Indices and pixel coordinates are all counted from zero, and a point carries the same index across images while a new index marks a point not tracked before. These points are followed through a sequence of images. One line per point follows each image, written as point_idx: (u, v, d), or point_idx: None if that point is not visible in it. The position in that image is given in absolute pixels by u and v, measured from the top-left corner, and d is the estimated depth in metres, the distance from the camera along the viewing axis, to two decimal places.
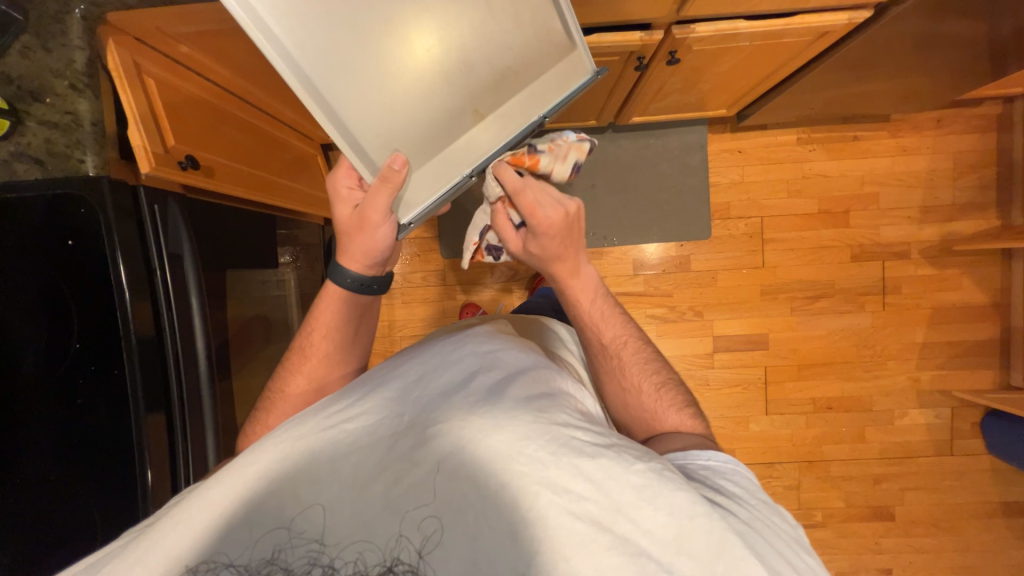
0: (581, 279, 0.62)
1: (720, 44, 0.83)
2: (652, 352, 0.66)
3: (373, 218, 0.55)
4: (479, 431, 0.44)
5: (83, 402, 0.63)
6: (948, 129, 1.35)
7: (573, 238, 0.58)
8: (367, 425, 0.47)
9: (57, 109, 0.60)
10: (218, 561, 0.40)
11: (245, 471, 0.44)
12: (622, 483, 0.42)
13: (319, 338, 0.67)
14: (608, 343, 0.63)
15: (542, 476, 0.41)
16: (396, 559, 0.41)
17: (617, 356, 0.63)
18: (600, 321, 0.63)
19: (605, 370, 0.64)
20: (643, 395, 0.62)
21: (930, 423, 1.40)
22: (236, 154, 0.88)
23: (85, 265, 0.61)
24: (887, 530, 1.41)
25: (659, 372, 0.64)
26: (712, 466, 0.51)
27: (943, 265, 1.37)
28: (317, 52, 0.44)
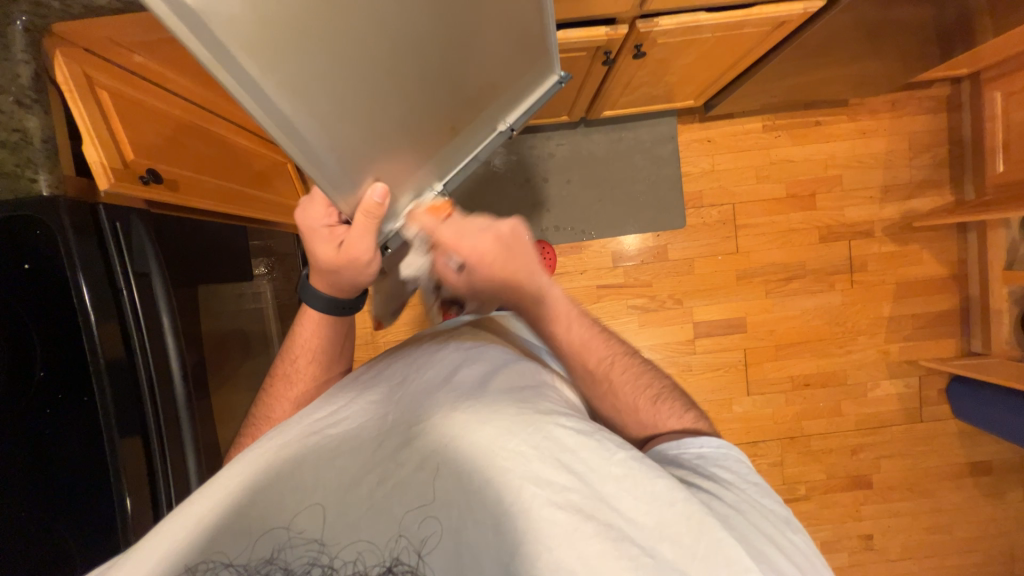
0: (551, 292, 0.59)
1: (684, 37, 0.84)
2: (641, 361, 0.61)
3: (362, 258, 0.57)
4: (463, 427, 0.44)
5: (52, 432, 0.60)
6: (902, 111, 1.41)
7: (513, 244, 0.57)
8: (353, 426, 0.47)
9: (3, 126, 0.56)
10: (218, 562, 0.39)
11: (235, 476, 0.43)
12: (605, 473, 0.43)
13: (305, 364, 0.66)
14: (594, 367, 0.58)
15: (526, 470, 0.42)
16: (396, 559, 0.40)
17: (608, 379, 0.58)
18: (580, 345, 0.59)
19: (596, 396, 0.59)
20: (640, 412, 0.58)
21: (900, 393, 1.46)
22: (202, 165, 0.85)
23: (46, 288, 0.59)
24: (866, 498, 1.47)
25: (653, 384, 0.60)
26: (706, 454, 0.53)
27: (905, 241, 1.43)
28: (304, 87, 0.35)
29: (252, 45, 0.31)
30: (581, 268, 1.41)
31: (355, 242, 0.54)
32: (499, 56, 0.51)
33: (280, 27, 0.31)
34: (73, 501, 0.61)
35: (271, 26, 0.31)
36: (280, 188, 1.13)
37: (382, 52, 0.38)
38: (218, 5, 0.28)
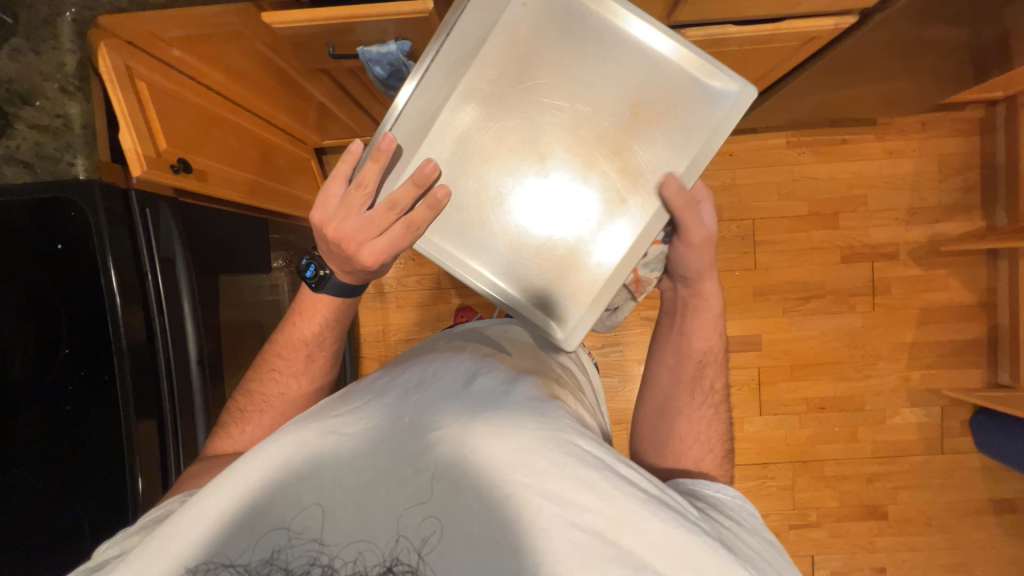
0: (709, 331, 0.71)
1: (710, 49, 0.84)
2: (724, 420, 0.71)
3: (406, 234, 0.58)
4: (480, 439, 0.44)
5: (71, 408, 0.62)
6: (933, 133, 1.37)
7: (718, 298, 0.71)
8: (365, 428, 0.46)
9: (48, 112, 0.58)
10: (218, 562, 0.40)
11: (246, 474, 0.43)
12: (623, 500, 0.42)
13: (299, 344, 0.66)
14: (704, 383, 0.70)
15: (543, 488, 0.41)
16: (396, 560, 0.41)
17: (709, 402, 0.70)
18: (710, 373, 0.71)
19: (687, 406, 0.69)
20: (709, 449, 0.67)
21: (920, 422, 1.41)
22: (228, 157, 0.87)
23: (76, 269, 0.61)
24: (880, 529, 1.42)
25: (720, 438, 0.69)
26: (721, 498, 0.54)
27: (931, 265, 1.39)
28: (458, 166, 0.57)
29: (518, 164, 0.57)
30: None
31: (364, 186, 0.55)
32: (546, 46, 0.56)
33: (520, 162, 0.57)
34: (89, 477, 0.63)
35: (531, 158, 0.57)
36: (299, 183, 1.16)
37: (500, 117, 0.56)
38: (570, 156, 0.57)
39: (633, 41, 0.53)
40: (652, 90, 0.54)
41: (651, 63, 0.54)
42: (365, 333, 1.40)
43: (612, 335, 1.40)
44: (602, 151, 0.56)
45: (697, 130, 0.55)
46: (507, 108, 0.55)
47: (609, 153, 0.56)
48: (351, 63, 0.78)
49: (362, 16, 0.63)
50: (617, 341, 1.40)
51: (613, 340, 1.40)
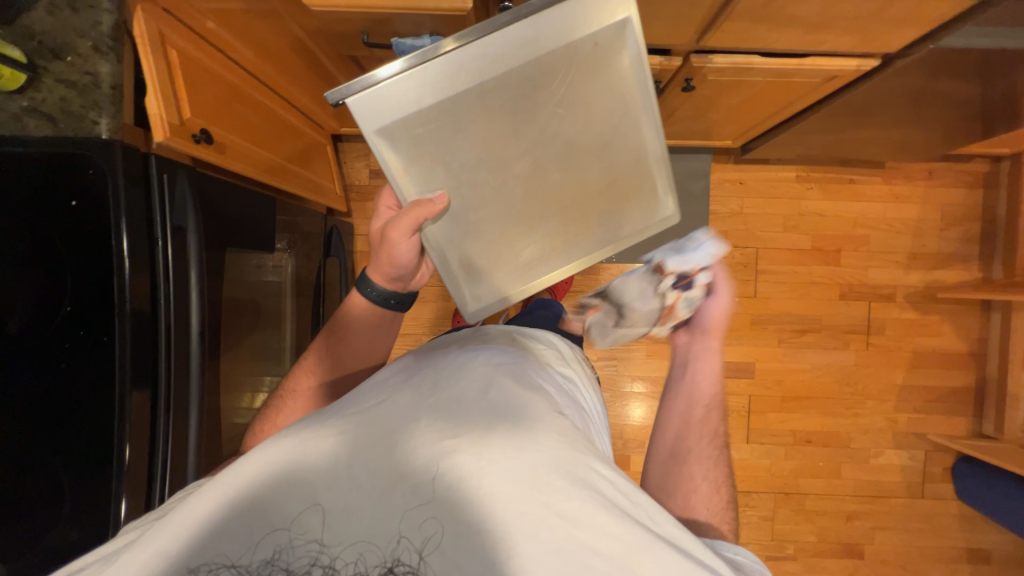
0: (712, 363, 0.80)
1: (735, 77, 0.85)
2: (728, 473, 0.70)
3: (395, 237, 0.64)
4: (497, 453, 0.41)
5: (64, 367, 0.61)
6: (938, 182, 1.40)
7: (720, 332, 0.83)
8: (376, 428, 0.44)
9: (77, 69, 0.58)
10: (220, 564, 0.38)
11: (251, 471, 0.41)
12: (628, 531, 0.40)
13: (334, 339, 0.71)
14: (700, 428, 0.73)
15: (558, 511, 0.39)
16: (397, 560, 0.39)
17: (706, 443, 0.72)
18: (702, 419, 0.74)
19: (684, 451, 0.71)
20: (714, 493, 0.66)
21: (903, 465, 1.43)
22: (247, 132, 0.87)
23: (85, 228, 0.60)
24: (856, 568, 1.42)
25: (726, 491, 0.67)
26: (740, 560, 0.52)
27: (926, 311, 1.41)
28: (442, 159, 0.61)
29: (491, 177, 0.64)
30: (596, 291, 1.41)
31: (407, 229, 0.62)
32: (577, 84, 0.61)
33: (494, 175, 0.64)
34: (69, 442, 0.61)
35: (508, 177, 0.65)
36: (312, 166, 1.16)
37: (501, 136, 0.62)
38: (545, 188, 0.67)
39: (647, 127, 0.66)
40: (625, 172, 0.69)
41: (633, 151, 0.67)
42: None
43: (607, 349, 1.40)
44: (564, 198, 0.68)
45: (631, 217, 0.73)
46: (508, 132, 0.61)
47: (570, 199, 0.68)
48: (383, 52, 0.78)
49: (401, 7, 0.64)
50: (612, 355, 1.40)
51: (609, 354, 1.40)
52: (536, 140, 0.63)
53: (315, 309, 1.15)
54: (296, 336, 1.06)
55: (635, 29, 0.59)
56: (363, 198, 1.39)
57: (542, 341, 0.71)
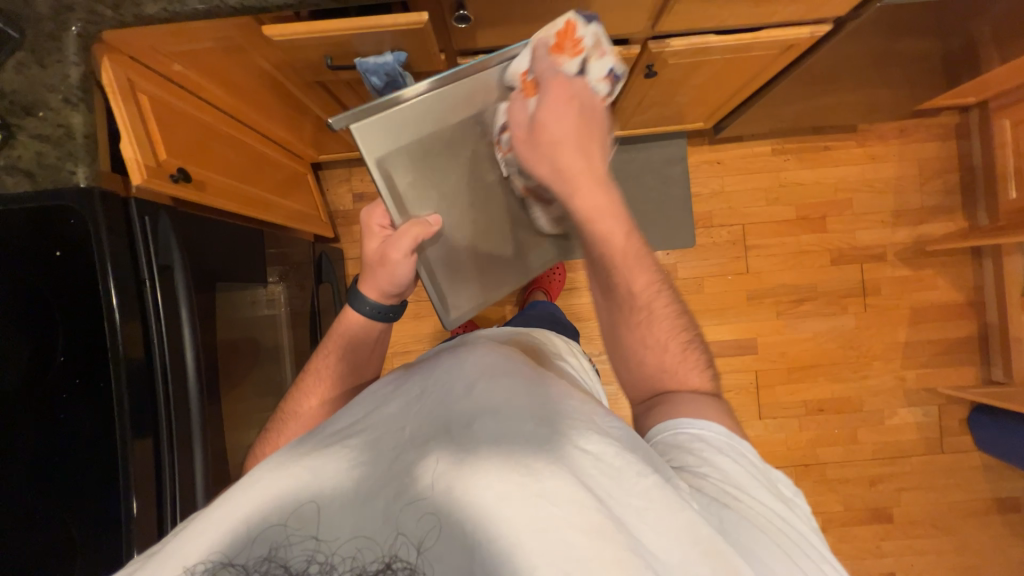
0: (593, 190, 0.56)
1: (695, 58, 0.86)
2: (679, 305, 0.59)
3: (395, 256, 0.64)
4: (482, 441, 0.43)
5: (64, 418, 0.61)
6: (911, 138, 1.42)
7: (596, 131, 0.58)
8: (370, 435, 0.45)
9: (50, 123, 0.59)
10: (217, 561, 0.38)
11: (254, 484, 0.42)
12: (626, 500, 0.41)
13: (334, 360, 0.68)
14: (638, 292, 0.57)
15: (544, 484, 0.39)
16: (394, 555, 0.38)
17: (644, 306, 0.57)
18: (632, 266, 0.57)
19: (628, 320, 0.57)
20: (668, 350, 0.57)
21: (919, 422, 1.42)
22: (226, 169, 0.89)
23: (73, 279, 0.61)
24: (887, 533, 1.41)
25: (688, 331, 0.58)
26: (706, 437, 0.50)
27: (919, 266, 1.42)
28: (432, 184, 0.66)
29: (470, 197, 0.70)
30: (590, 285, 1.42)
31: (407, 248, 0.63)
32: None
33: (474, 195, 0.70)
34: (74, 493, 0.61)
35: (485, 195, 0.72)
36: (295, 197, 1.17)
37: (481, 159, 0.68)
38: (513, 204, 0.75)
39: None
40: None
41: None
42: None
43: None
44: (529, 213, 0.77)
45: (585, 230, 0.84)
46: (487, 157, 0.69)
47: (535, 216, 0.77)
48: (349, 75, 0.80)
49: (359, 27, 0.65)
50: None
51: None
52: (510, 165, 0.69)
53: (313, 337, 1.15)
54: (297, 367, 1.06)
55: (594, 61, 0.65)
56: (350, 222, 1.40)
57: (546, 338, 0.73)
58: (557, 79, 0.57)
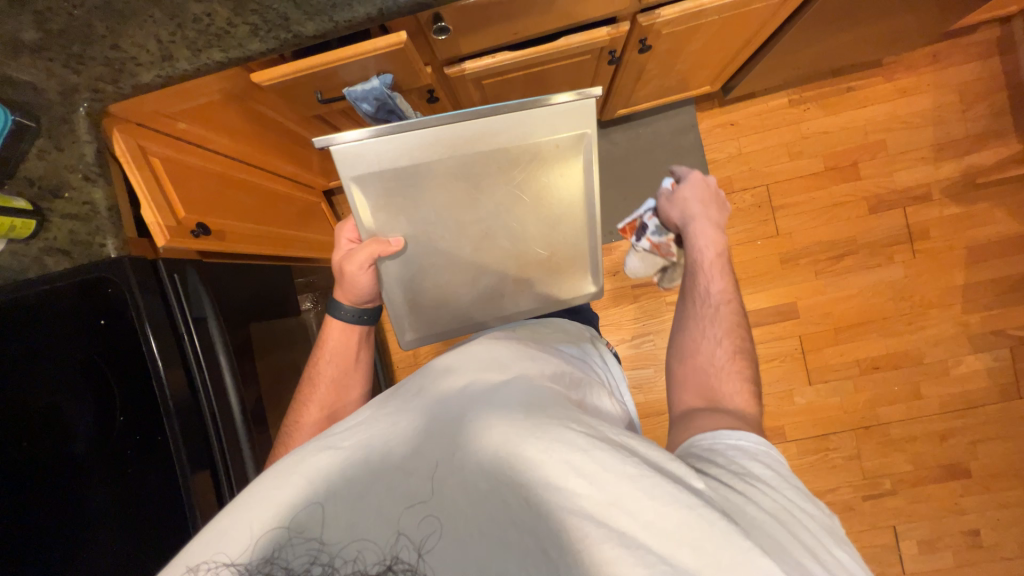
0: (707, 235, 0.69)
1: (690, 23, 0.81)
2: (746, 330, 0.64)
3: (354, 269, 0.73)
4: (469, 440, 0.46)
5: (133, 471, 0.66)
6: (945, 63, 1.30)
7: (716, 203, 0.72)
8: (366, 440, 0.48)
9: (75, 201, 0.62)
10: (218, 561, 0.41)
11: (264, 492, 0.45)
12: (618, 478, 0.41)
13: (325, 365, 0.76)
14: (714, 293, 0.65)
15: (530, 477, 0.42)
16: (396, 557, 0.42)
17: (716, 306, 0.65)
18: (714, 273, 0.67)
19: (695, 315, 0.65)
20: (721, 346, 0.62)
21: (989, 367, 1.32)
22: (244, 215, 0.92)
23: (116, 342, 0.65)
24: (966, 488, 1.32)
25: (742, 352, 0.62)
26: (743, 446, 0.50)
27: (969, 200, 1.30)
28: (396, 211, 0.71)
29: (436, 237, 0.75)
30: (613, 271, 1.39)
31: (362, 262, 0.72)
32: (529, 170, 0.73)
33: (438, 235, 0.75)
34: (148, 535, 0.65)
35: (452, 239, 0.75)
36: (314, 228, 1.21)
37: (454, 205, 0.73)
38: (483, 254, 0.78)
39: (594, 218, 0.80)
40: (565, 251, 0.82)
41: (570, 233, 0.81)
42: (397, 360, 1.44)
43: (640, 326, 1.38)
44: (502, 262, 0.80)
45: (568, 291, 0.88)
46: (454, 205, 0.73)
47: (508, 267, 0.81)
48: (340, 104, 0.81)
49: (339, 59, 0.65)
50: (646, 329, 1.38)
51: (642, 331, 1.38)
52: (489, 210, 0.74)
53: None
54: None
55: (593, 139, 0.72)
56: None
57: (551, 330, 0.77)
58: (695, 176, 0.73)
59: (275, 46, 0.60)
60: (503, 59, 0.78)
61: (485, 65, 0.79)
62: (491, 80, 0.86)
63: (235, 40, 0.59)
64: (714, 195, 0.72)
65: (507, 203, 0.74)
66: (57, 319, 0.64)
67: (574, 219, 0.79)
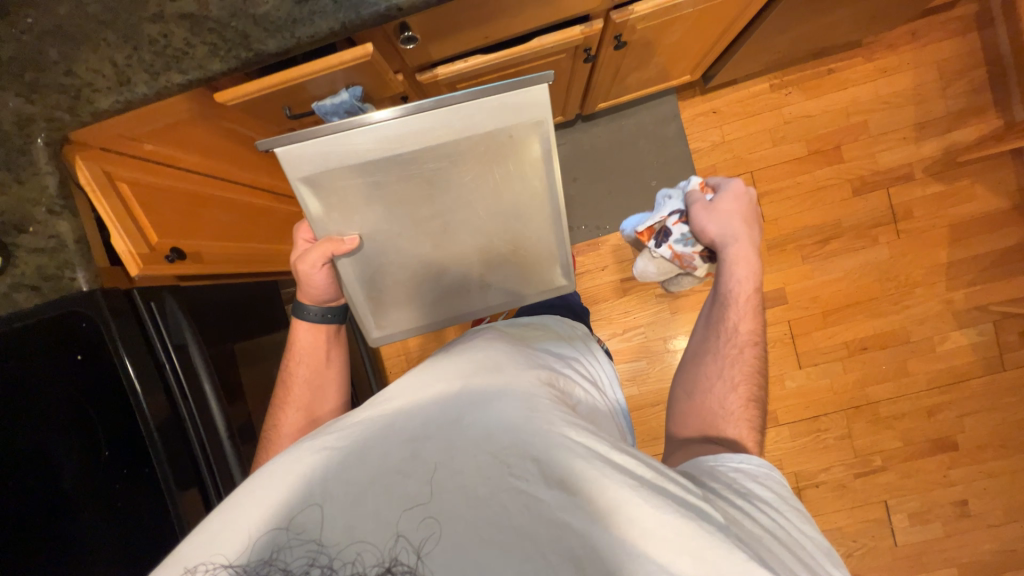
0: (743, 267, 0.68)
1: (664, 17, 0.79)
2: (763, 376, 0.65)
3: (310, 269, 0.75)
4: (468, 443, 0.46)
5: (122, 505, 0.66)
6: (925, 41, 1.29)
7: (750, 219, 0.70)
8: (364, 439, 0.47)
9: (42, 235, 0.60)
10: (220, 562, 0.42)
11: (263, 493, 0.45)
12: (619, 489, 0.42)
13: (296, 366, 0.78)
14: (740, 331, 0.66)
15: (530, 484, 0.43)
16: (395, 559, 0.41)
17: (740, 349, 0.66)
18: (745, 311, 0.67)
19: (716, 348, 0.67)
20: (733, 390, 0.63)
21: (974, 342, 1.34)
22: (221, 234, 0.90)
23: (94, 377, 0.64)
24: (954, 461, 1.35)
25: (754, 396, 0.63)
26: (745, 469, 0.53)
27: (951, 178, 1.31)
28: (348, 210, 0.72)
29: (392, 235, 0.77)
30: (602, 265, 1.39)
31: (315, 261, 0.73)
32: (490, 167, 0.72)
33: (396, 232, 0.77)
34: (144, 561, 0.65)
35: (412, 235, 0.78)
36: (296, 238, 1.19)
37: (413, 205, 0.74)
38: (443, 249, 0.82)
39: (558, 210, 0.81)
40: (527, 242, 0.85)
41: (532, 224, 0.82)
42: (390, 366, 1.44)
43: (630, 319, 1.38)
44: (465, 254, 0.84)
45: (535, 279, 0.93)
46: (410, 203, 0.74)
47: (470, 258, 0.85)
48: (312, 117, 0.79)
49: (307, 75, 0.63)
50: (636, 322, 1.38)
51: (633, 324, 1.38)
52: (446, 207, 0.76)
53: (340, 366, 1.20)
54: None
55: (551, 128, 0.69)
56: None
57: (543, 328, 0.77)
58: (733, 188, 0.71)
59: (236, 65, 0.58)
60: (476, 63, 0.76)
61: (458, 70, 0.77)
62: (465, 84, 0.84)
63: (194, 61, 0.58)
64: (751, 212, 0.70)
65: (472, 198, 0.76)
66: (20, 364, 0.62)
67: (536, 211, 0.80)
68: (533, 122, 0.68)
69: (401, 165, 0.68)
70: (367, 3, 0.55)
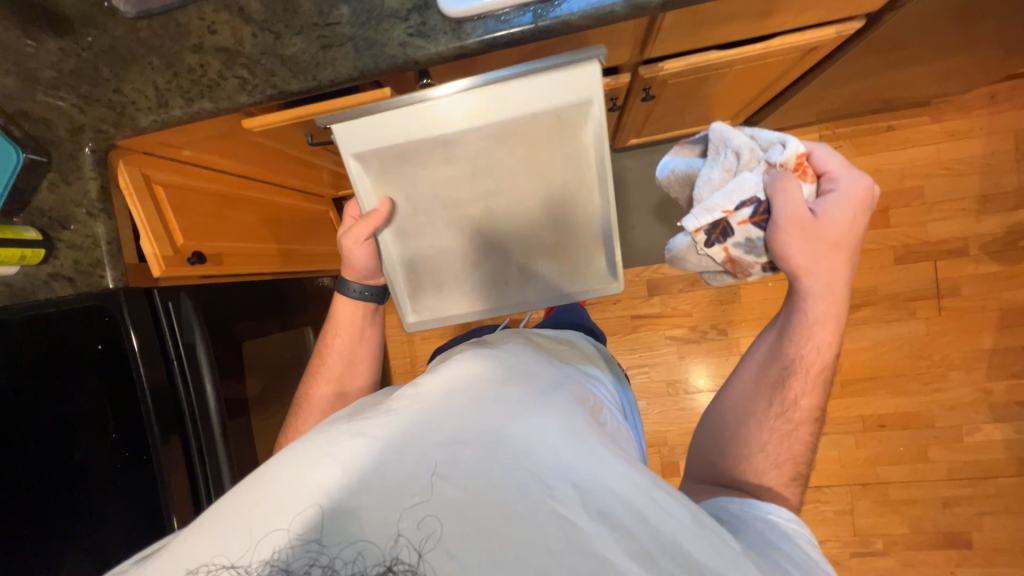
0: (823, 309, 0.59)
1: (698, 74, 0.77)
2: (812, 449, 0.59)
3: (351, 243, 0.74)
4: (502, 446, 0.40)
5: (121, 484, 0.70)
6: (1004, 107, 1.18)
7: (848, 249, 0.59)
8: (387, 430, 0.41)
9: (80, 234, 0.67)
10: (218, 563, 0.36)
11: (272, 482, 0.39)
12: (666, 524, 0.37)
13: (332, 339, 0.83)
14: (799, 400, 0.59)
15: (569, 504, 0.37)
16: (396, 558, 0.34)
17: (794, 420, 0.58)
18: (813, 381, 0.59)
19: (765, 410, 0.60)
20: (777, 467, 0.56)
21: (1008, 439, 1.23)
22: (248, 236, 0.97)
23: (108, 366, 0.69)
24: (964, 559, 1.26)
25: (798, 467, 0.57)
26: (778, 523, 0.49)
27: (1011, 259, 1.20)
28: (394, 182, 0.69)
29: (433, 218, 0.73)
30: (614, 299, 1.37)
31: (358, 233, 0.72)
32: (537, 150, 0.66)
33: (437, 217, 0.73)
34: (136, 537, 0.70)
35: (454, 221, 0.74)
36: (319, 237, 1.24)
37: (457, 185, 0.69)
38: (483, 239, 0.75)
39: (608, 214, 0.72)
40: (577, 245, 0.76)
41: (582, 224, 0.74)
42: (395, 365, 1.48)
43: (636, 357, 1.36)
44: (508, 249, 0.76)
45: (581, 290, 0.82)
46: (454, 181, 0.69)
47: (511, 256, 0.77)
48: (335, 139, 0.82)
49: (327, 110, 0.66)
50: (642, 361, 1.36)
51: (637, 362, 1.36)
52: (489, 190, 0.70)
53: None
54: None
55: (600, 109, 0.60)
56: None
57: (560, 349, 0.72)
58: (847, 187, 0.59)
59: (261, 100, 0.61)
60: None
61: None
62: None
63: (224, 92, 0.61)
64: (851, 243, 0.59)
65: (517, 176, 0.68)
66: (48, 343, 0.68)
67: (585, 210, 0.72)
68: (580, 100, 0.60)
69: (447, 140, 0.64)
70: (387, 55, 0.57)
